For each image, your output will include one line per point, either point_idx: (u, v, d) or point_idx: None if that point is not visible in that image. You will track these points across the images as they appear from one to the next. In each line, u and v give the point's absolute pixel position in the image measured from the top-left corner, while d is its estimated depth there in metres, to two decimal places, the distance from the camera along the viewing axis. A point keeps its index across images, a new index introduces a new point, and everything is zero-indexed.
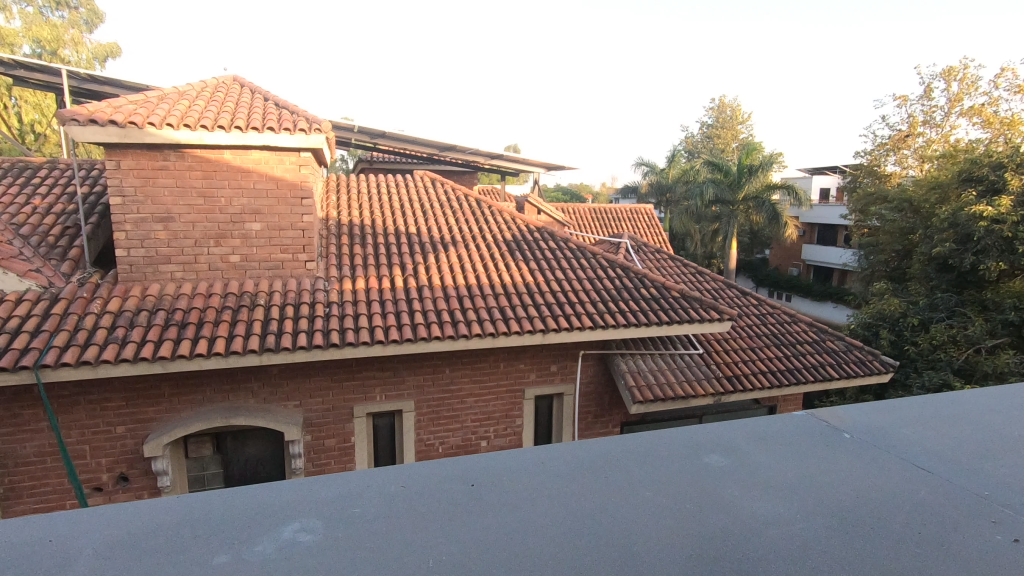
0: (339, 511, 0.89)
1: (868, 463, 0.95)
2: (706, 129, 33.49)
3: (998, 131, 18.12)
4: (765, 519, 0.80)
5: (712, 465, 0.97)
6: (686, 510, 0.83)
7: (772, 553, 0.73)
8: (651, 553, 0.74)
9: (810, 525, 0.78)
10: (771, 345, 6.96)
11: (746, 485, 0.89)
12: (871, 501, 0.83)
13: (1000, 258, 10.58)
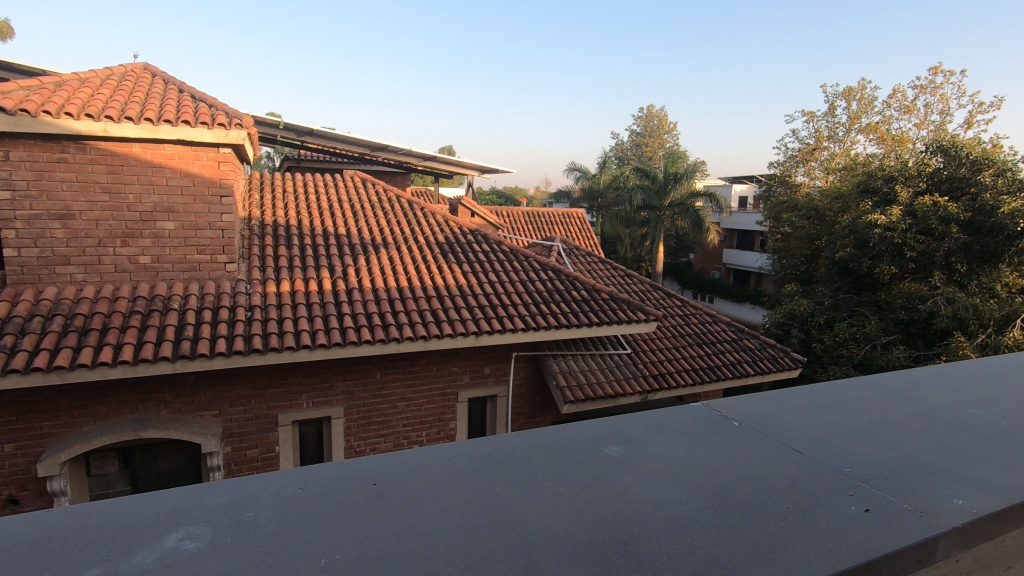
0: (230, 517, 0.85)
1: (750, 448, 1.02)
2: (635, 138, 34.81)
3: (890, 147, 20.02)
4: (651, 504, 0.84)
5: (610, 455, 1.01)
6: (580, 500, 0.86)
7: (653, 534, 0.76)
8: (542, 543, 0.76)
9: (691, 507, 0.83)
10: (694, 344, 7.32)
11: (638, 473, 0.93)
12: (748, 483, 0.89)
13: (892, 262, 11.66)
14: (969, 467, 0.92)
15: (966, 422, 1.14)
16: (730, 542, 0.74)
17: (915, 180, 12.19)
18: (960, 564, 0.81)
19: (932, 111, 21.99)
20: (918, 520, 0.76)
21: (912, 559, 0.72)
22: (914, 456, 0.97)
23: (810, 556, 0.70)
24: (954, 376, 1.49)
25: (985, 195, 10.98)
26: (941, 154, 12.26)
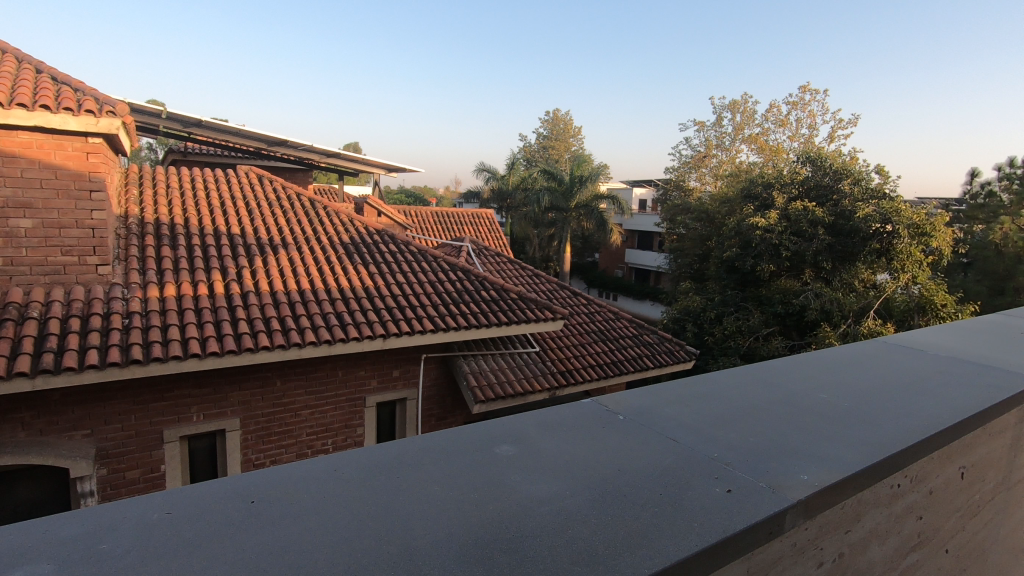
0: (80, 550, 0.77)
1: (631, 440, 1.08)
2: (542, 140, 35.63)
3: (769, 156, 22.10)
4: (536, 501, 0.87)
5: (500, 455, 1.03)
6: (468, 502, 0.87)
7: (534, 529, 0.79)
8: (427, 548, 0.76)
9: (572, 501, 0.86)
10: (598, 341, 7.64)
11: (525, 472, 0.96)
12: (628, 474, 0.95)
13: (770, 261, 12.83)
14: (816, 445, 1.04)
15: (816, 405, 1.29)
16: (606, 531, 0.78)
17: (789, 187, 13.55)
18: (810, 532, 0.90)
19: (802, 125, 24.61)
20: (770, 496, 0.85)
21: (764, 532, 0.79)
22: (772, 438, 1.08)
23: (676, 538, 0.75)
24: (811, 363, 1.68)
25: (844, 202, 12.53)
26: (810, 164, 13.83)
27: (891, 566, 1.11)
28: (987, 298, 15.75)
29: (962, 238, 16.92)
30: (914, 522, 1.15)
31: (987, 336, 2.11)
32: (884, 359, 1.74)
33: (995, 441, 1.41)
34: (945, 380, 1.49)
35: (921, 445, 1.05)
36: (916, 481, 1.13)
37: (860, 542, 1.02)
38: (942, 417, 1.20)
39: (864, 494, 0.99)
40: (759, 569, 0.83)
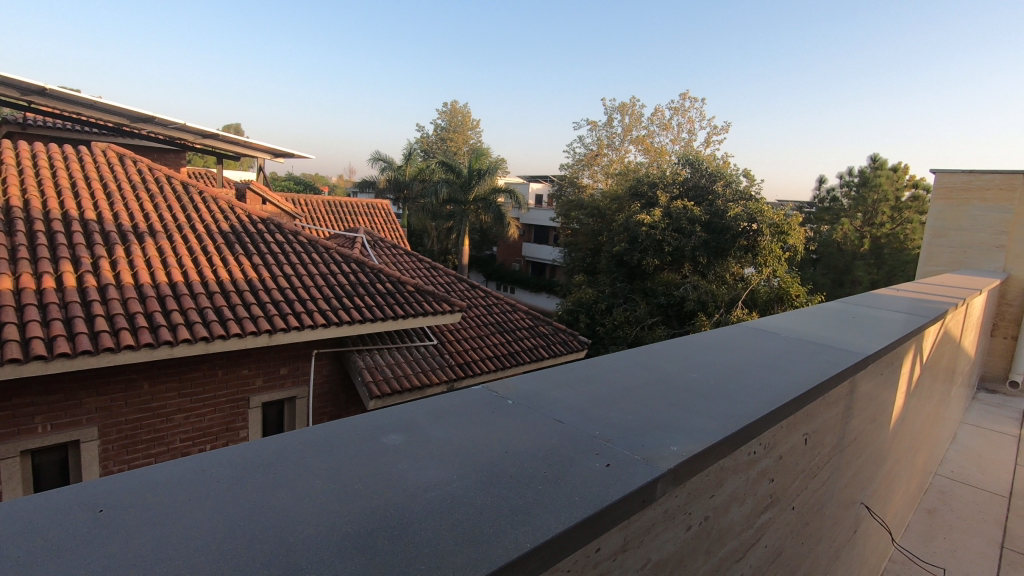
0: None
1: (519, 423, 1.11)
2: (440, 132, 35.23)
3: (654, 157, 23.67)
4: (423, 487, 0.86)
5: (388, 444, 1.01)
6: (353, 492, 0.85)
7: (419, 515, 0.78)
8: (307, 542, 0.73)
9: (458, 485, 0.87)
10: (496, 332, 7.77)
11: (412, 460, 0.95)
12: (514, 456, 0.97)
13: (654, 255, 13.76)
14: (686, 419, 1.14)
15: (687, 384, 1.41)
16: (490, 511, 0.79)
17: (671, 187, 14.61)
18: (679, 499, 0.98)
19: (682, 130, 26.65)
20: (644, 468, 0.91)
21: (639, 501, 0.85)
22: (647, 415, 1.16)
23: (559, 512, 0.78)
24: (686, 346, 1.83)
25: (718, 202, 13.79)
26: (689, 167, 15.06)
27: (748, 524, 1.24)
28: (831, 289, 18.13)
29: (812, 237, 19.27)
30: (766, 484, 1.30)
31: (827, 321, 2.43)
32: (746, 341, 1.93)
33: (832, 410, 1.62)
34: (793, 358, 1.69)
35: (772, 414, 1.19)
36: (769, 448, 1.27)
37: (722, 504, 1.12)
38: (789, 390, 1.36)
39: (725, 461, 1.09)
40: (635, 537, 0.89)
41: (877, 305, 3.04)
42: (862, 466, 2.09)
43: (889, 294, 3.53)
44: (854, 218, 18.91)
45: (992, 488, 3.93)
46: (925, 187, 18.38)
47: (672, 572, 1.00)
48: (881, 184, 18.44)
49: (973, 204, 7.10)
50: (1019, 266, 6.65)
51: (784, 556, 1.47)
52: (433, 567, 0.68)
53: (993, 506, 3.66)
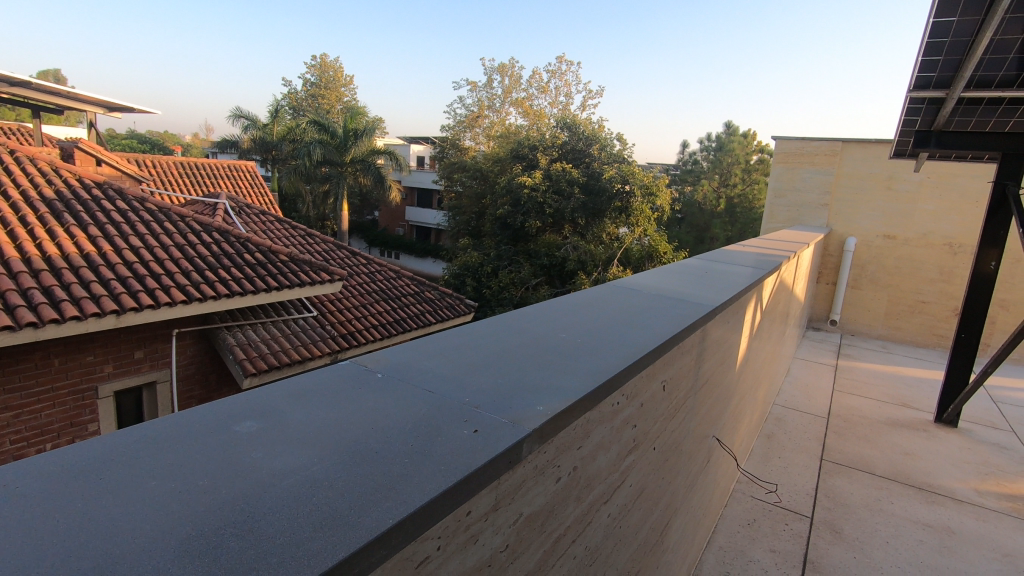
0: None
1: (386, 397, 1.09)
2: (309, 87, 32.55)
3: (534, 120, 24.07)
4: (278, 475, 0.82)
5: (242, 431, 0.94)
6: (200, 488, 0.78)
7: (276, 505, 0.75)
8: (145, 551, 0.66)
9: (318, 467, 0.84)
10: (380, 301, 7.61)
11: (269, 446, 0.90)
12: (379, 431, 0.95)
13: (536, 217, 14.15)
14: (552, 379, 1.20)
15: (554, 344, 1.48)
16: (352, 491, 0.78)
17: (550, 150, 15.02)
18: (547, 454, 1.03)
19: (560, 94, 27.30)
20: (510, 430, 0.94)
21: (505, 463, 0.88)
22: (516, 377, 1.20)
23: (423, 485, 0.78)
24: (558, 307, 1.91)
25: (594, 165, 14.51)
26: (566, 130, 15.54)
27: (613, 468, 1.34)
28: (693, 245, 19.88)
29: (678, 198, 20.92)
30: (630, 430, 1.41)
31: (684, 276, 2.68)
32: (612, 299, 2.06)
33: (687, 357, 1.80)
34: (653, 313, 1.84)
35: (631, 367, 1.29)
36: (630, 397, 1.37)
37: (590, 454, 1.20)
38: (647, 343, 1.47)
39: (590, 415, 1.17)
40: (504, 496, 0.92)
41: (728, 260, 3.39)
42: (713, 404, 2.36)
43: (738, 250, 3.95)
44: (712, 180, 20.86)
45: (814, 410, 4.67)
46: (769, 152, 20.82)
47: (543, 523, 1.06)
48: (734, 148, 20.66)
49: (804, 168, 8.03)
50: (838, 222, 7.80)
51: (647, 492, 1.62)
52: (286, 559, 0.65)
53: (815, 426, 4.36)
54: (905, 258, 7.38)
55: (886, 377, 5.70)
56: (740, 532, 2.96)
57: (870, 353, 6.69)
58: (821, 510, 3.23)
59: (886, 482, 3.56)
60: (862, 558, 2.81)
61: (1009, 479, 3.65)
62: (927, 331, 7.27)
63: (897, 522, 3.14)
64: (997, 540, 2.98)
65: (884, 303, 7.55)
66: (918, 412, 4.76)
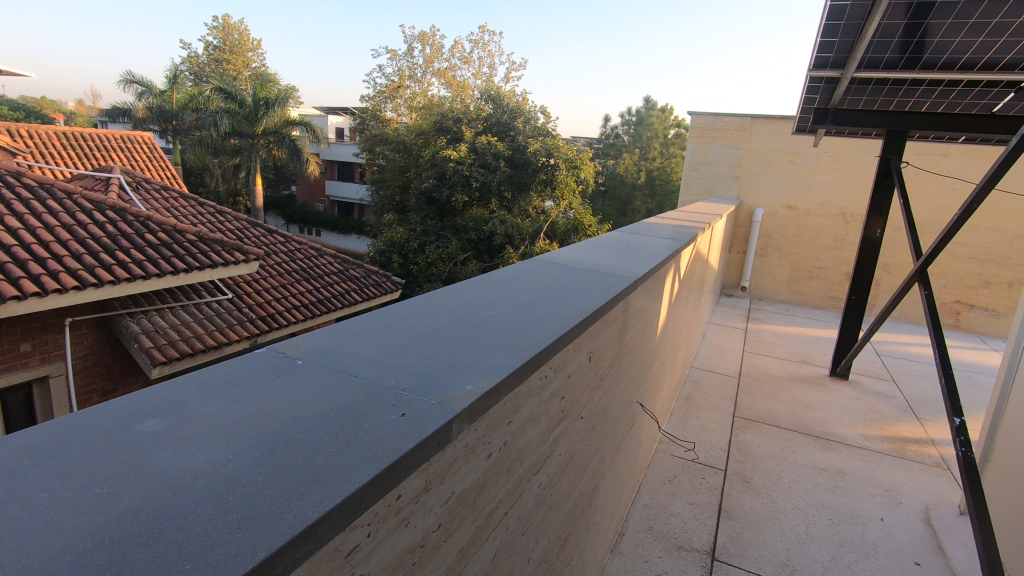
0: None
1: (306, 385, 1.05)
2: (210, 51, 29.93)
3: (457, 91, 23.58)
4: (188, 475, 0.77)
5: (146, 431, 0.87)
6: (99, 495, 0.72)
7: (188, 508, 0.70)
8: (35, 571, 0.60)
9: (234, 463, 0.79)
10: (302, 281, 7.33)
11: (177, 444, 0.84)
12: (300, 420, 0.92)
13: (462, 191, 14.02)
14: (480, 357, 1.20)
15: (481, 321, 1.48)
16: (274, 486, 0.75)
17: (474, 122, 14.83)
18: (477, 432, 1.04)
19: (483, 65, 26.88)
20: (438, 412, 0.93)
21: (433, 444, 0.87)
22: (443, 357, 1.20)
23: (349, 475, 0.76)
24: (484, 284, 1.91)
25: (519, 138, 14.54)
26: (490, 102, 15.37)
27: (542, 440, 1.37)
28: (616, 217, 20.49)
29: (601, 171, 21.40)
30: (558, 402, 1.45)
31: (608, 249, 2.75)
32: (538, 274, 2.09)
33: (611, 328, 1.86)
34: (577, 286, 1.89)
35: (557, 341, 1.31)
36: (558, 369, 1.41)
37: (519, 428, 1.22)
38: (572, 317, 1.51)
39: (518, 390, 1.18)
40: (435, 477, 0.92)
41: (648, 233, 3.51)
42: (636, 371, 2.47)
43: (657, 222, 4.09)
44: (633, 154, 21.51)
45: (727, 371, 5.01)
46: (685, 126, 21.75)
47: (475, 499, 1.07)
48: (653, 123, 21.44)
49: (717, 143, 8.39)
50: (748, 194, 8.29)
51: (576, 459, 1.69)
52: (201, 565, 0.61)
53: (728, 386, 4.67)
54: (805, 227, 7.99)
55: (789, 338, 6.20)
56: (662, 489, 3.15)
57: (776, 316, 7.24)
58: (734, 462, 3.49)
59: (789, 433, 3.90)
60: (769, 503, 3.08)
61: (890, 423, 4.12)
62: (824, 294, 7.96)
63: (799, 468, 3.46)
64: (880, 477, 3.37)
65: (787, 269, 8.16)
66: (816, 368, 5.23)
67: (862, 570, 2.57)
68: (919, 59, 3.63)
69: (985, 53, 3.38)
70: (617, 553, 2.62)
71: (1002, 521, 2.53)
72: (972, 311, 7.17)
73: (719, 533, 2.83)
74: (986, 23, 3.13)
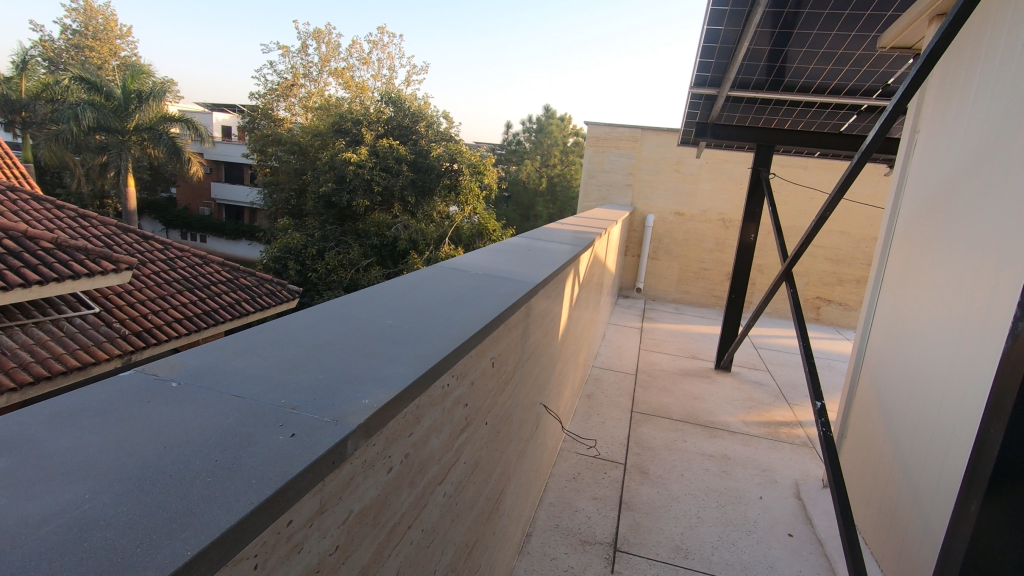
0: None
1: (183, 407, 0.96)
2: (69, 36, 26.65)
3: (356, 93, 22.87)
4: (37, 521, 0.67)
5: None
6: None
7: (32, 562, 0.61)
8: None
9: (93, 502, 0.71)
10: (184, 292, 6.74)
11: (20, 487, 0.73)
12: (173, 450, 0.83)
13: (364, 196, 13.63)
14: (378, 368, 1.17)
15: (378, 331, 1.44)
16: (143, 525, 0.68)
17: (375, 125, 14.48)
18: (376, 447, 1.01)
19: (383, 66, 26.28)
20: (332, 429, 0.90)
21: (327, 465, 0.84)
22: (339, 371, 1.15)
23: (233, 503, 0.71)
24: (383, 292, 1.86)
25: (422, 142, 14.39)
26: (391, 105, 15.06)
27: (446, 449, 1.36)
28: (519, 222, 20.86)
29: (505, 176, 21.70)
30: (461, 409, 1.45)
31: (510, 255, 2.79)
32: (439, 280, 2.08)
33: (512, 333, 1.89)
34: (479, 293, 1.89)
35: (458, 349, 1.31)
36: (460, 377, 1.40)
37: (421, 439, 1.21)
38: (474, 324, 1.51)
39: (419, 401, 1.16)
40: (331, 497, 0.88)
41: (548, 238, 3.61)
42: (539, 372, 2.52)
43: (556, 228, 4.22)
44: (535, 160, 22.09)
45: (624, 369, 5.28)
46: (582, 135, 22.69)
47: (375, 517, 1.04)
48: (553, 131, 22.19)
49: (611, 152, 8.81)
50: (640, 201, 8.80)
51: (481, 465, 1.70)
52: None
53: (625, 383, 4.92)
54: (691, 232, 8.63)
55: (679, 335, 6.66)
56: (567, 486, 3.25)
57: (667, 315, 7.76)
58: (632, 455, 3.68)
59: (680, 424, 4.19)
60: (664, 491, 3.28)
61: (766, 408, 4.55)
62: (708, 293, 8.65)
63: (689, 456, 3.72)
64: (758, 459, 3.71)
65: (676, 270, 8.75)
66: (703, 362, 5.66)
67: (745, 546, 2.81)
68: (780, 81, 4.06)
69: (831, 78, 3.87)
70: (525, 554, 2.65)
71: (855, 490, 2.88)
72: (829, 305, 8.12)
73: (620, 524, 2.96)
74: (833, 52, 3.58)
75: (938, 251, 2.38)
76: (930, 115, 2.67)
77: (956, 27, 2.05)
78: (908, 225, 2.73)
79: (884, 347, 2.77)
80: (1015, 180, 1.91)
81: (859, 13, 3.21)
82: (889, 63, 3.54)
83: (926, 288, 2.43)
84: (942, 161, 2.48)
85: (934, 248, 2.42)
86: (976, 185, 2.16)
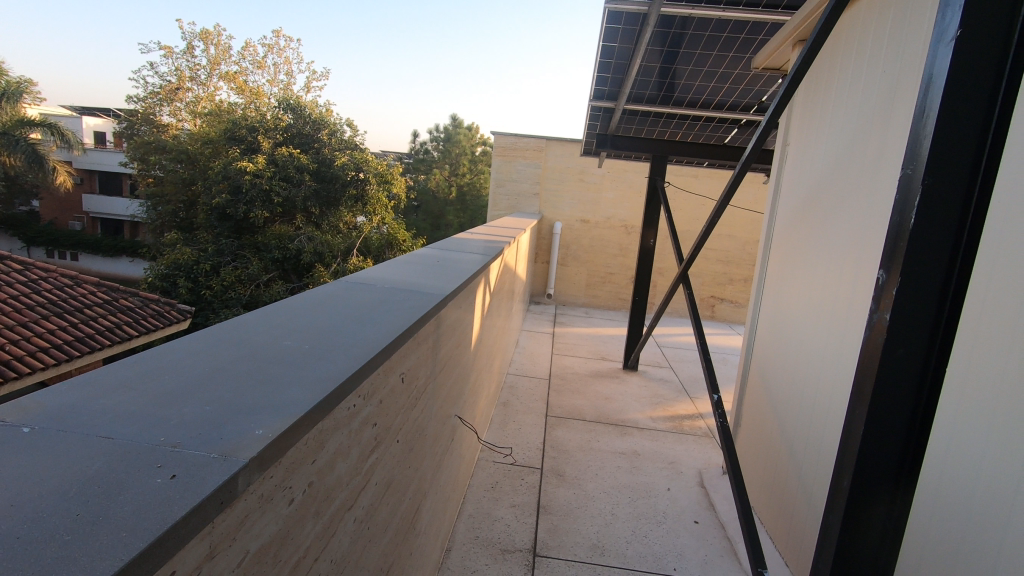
0: None
1: (39, 454, 0.85)
2: None
3: (251, 98, 21.59)
4: None
5: None
6: None
7: None
8: None
9: None
10: (52, 316, 6.00)
11: None
12: (21, 506, 0.72)
13: (262, 207, 12.85)
14: (274, 395, 1.09)
15: (276, 354, 1.35)
16: None
17: (272, 132, 13.79)
18: (274, 479, 0.95)
19: (280, 71, 25.03)
20: (219, 465, 0.83)
21: (214, 505, 0.77)
22: (230, 402, 1.07)
23: (104, 558, 0.64)
24: (281, 311, 1.76)
25: (324, 151, 13.89)
26: (290, 111, 14.29)
27: (354, 473, 1.31)
28: (430, 232, 20.63)
29: (414, 185, 21.41)
30: (370, 429, 1.40)
31: (419, 266, 2.75)
32: (344, 296, 1.99)
33: (422, 347, 1.85)
34: (385, 307, 1.84)
35: (363, 368, 1.27)
36: (367, 397, 1.36)
37: (325, 465, 1.15)
38: (380, 340, 1.47)
39: (321, 425, 1.11)
40: (221, 540, 0.82)
41: (458, 248, 3.61)
42: (452, 384, 2.49)
43: (466, 237, 4.22)
44: (443, 169, 22.02)
45: (538, 374, 5.37)
46: (489, 145, 22.97)
47: (275, 554, 0.97)
48: (460, 140, 22.32)
49: (518, 161, 8.95)
50: (547, 209, 9.04)
51: (394, 485, 1.65)
52: None
53: (539, 388, 5.01)
54: (596, 238, 8.98)
55: (589, 338, 6.89)
56: (486, 496, 3.24)
57: (578, 319, 8.00)
58: (548, 460, 3.74)
59: (593, 424, 4.32)
60: (580, 492, 3.37)
61: (670, 404, 4.82)
62: (615, 296, 9.04)
63: (602, 455, 3.85)
64: (665, 452, 3.92)
65: (585, 275, 9.05)
66: (612, 363, 5.90)
67: (656, 537, 2.95)
68: (671, 96, 4.35)
69: (715, 94, 4.21)
70: (446, 570, 2.60)
71: (750, 474, 3.12)
72: (723, 303, 8.78)
73: (538, 529, 2.99)
74: (715, 70, 3.89)
75: (809, 252, 2.64)
76: (798, 130, 2.97)
77: (814, 52, 2.29)
78: (783, 228, 3.01)
79: (768, 341, 3.02)
80: (867, 188, 2.16)
81: (734, 37, 3.48)
82: (762, 81, 3.91)
83: (801, 285, 2.69)
84: (808, 170, 2.76)
85: (805, 250, 2.68)
86: (836, 194, 2.42)
